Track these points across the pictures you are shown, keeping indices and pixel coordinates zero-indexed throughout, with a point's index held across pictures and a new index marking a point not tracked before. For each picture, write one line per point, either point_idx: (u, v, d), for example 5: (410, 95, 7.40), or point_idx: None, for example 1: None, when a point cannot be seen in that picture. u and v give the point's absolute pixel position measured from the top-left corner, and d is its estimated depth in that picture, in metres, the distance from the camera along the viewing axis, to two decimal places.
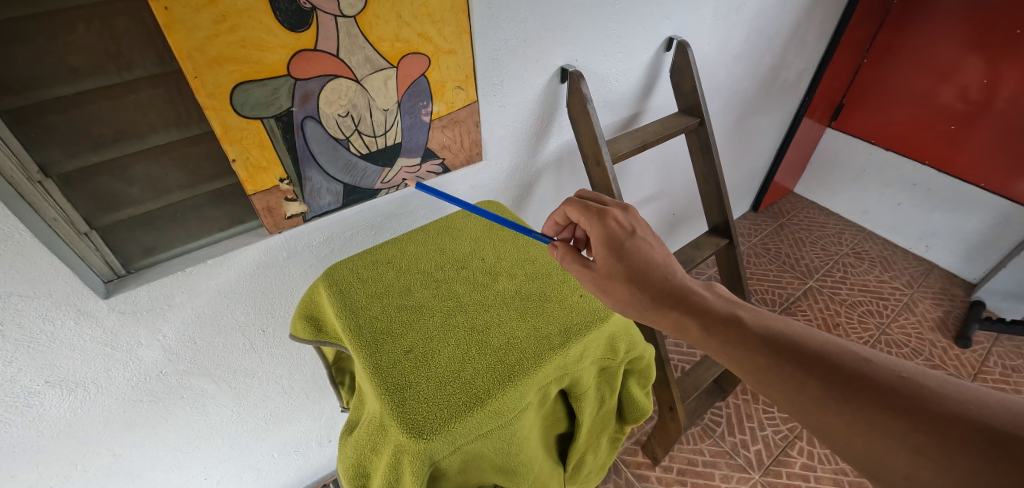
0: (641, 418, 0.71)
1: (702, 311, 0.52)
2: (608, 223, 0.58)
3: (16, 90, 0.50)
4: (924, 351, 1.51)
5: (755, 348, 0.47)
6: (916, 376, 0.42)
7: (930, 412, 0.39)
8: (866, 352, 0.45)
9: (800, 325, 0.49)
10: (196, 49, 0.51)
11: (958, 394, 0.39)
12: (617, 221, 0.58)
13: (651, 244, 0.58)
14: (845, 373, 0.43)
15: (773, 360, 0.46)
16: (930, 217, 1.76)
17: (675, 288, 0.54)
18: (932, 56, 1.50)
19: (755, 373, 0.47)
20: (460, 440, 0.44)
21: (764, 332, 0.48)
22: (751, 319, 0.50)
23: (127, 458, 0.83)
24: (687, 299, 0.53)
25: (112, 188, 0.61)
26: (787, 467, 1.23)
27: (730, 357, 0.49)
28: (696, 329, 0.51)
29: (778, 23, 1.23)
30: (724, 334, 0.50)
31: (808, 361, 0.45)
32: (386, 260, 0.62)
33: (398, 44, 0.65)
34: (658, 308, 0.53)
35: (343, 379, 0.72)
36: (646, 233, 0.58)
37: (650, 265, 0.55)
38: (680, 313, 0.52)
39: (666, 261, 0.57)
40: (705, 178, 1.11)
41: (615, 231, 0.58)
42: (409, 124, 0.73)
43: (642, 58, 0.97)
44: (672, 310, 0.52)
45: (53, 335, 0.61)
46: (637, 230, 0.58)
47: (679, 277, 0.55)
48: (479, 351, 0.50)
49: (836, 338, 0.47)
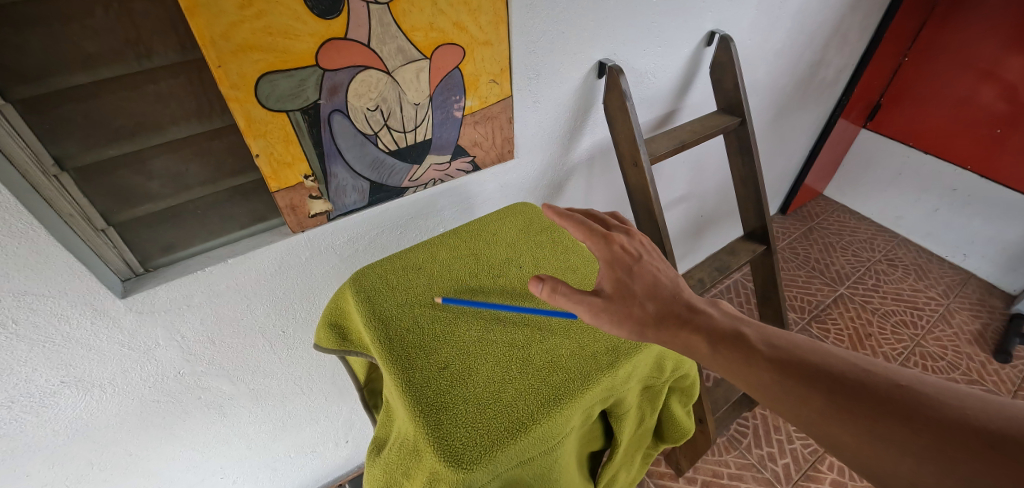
0: (680, 438, 0.66)
1: (709, 331, 0.47)
2: (614, 247, 0.51)
3: (29, 77, 0.47)
4: (961, 364, 1.44)
5: (758, 363, 0.43)
6: (915, 385, 0.39)
7: (930, 421, 0.37)
8: (865, 361, 0.42)
9: (801, 338, 0.46)
10: (219, 36, 0.48)
11: (957, 402, 0.37)
12: (624, 246, 0.51)
13: (657, 268, 0.51)
14: (846, 384, 0.40)
15: (779, 376, 0.43)
16: (969, 225, 1.68)
17: (682, 308, 0.49)
18: (976, 55, 1.41)
19: (760, 390, 0.43)
20: (502, 468, 0.40)
21: (774, 355, 0.44)
22: (758, 338, 0.46)
23: (144, 458, 0.81)
24: (694, 318, 0.48)
25: (130, 183, 0.58)
26: (816, 482, 1.18)
27: (742, 377, 0.44)
28: (706, 348, 0.46)
29: (823, 17, 1.16)
30: (731, 351, 0.45)
31: (811, 374, 0.42)
32: (416, 265, 0.58)
33: (432, 34, 0.60)
34: (666, 332, 0.47)
35: (376, 402, 0.69)
36: (653, 257, 0.52)
37: (657, 289, 0.50)
38: (688, 333, 0.47)
39: (674, 282, 0.51)
40: (743, 180, 1.05)
41: (620, 258, 0.51)
42: (440, 120, 0.69)
43: (682, 53, 0.92)
44: (681, 331, 0.47)
45: (69, 335, 0.59)
46: (644, 257, 0.52)
47: (686, 296, 0.50)
48: (521, 370, 0.46)
49: (835, 350, 0.44)
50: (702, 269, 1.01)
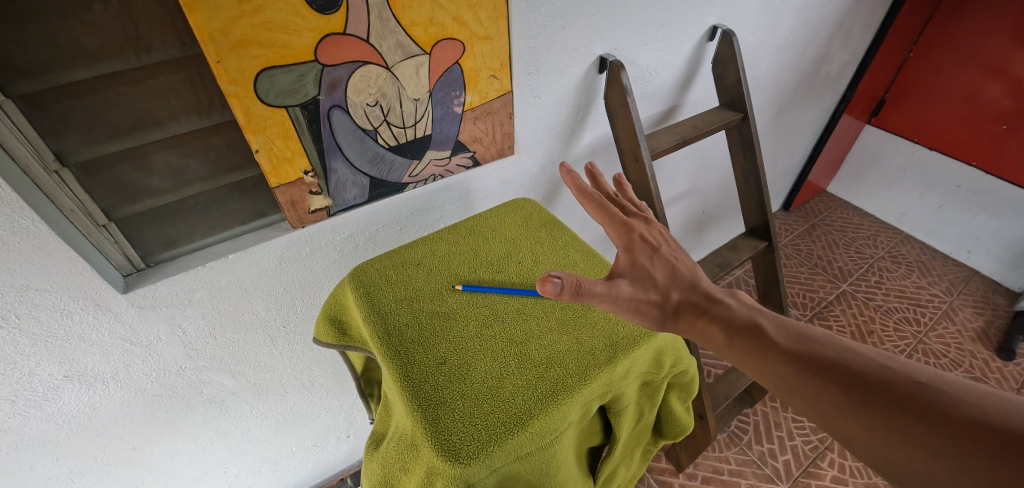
0: (680, 435, 0.66)
1: (726, 319, 0.48)
2: (632, 234, 0.51)
3: (30, 73, 0.47)
4: (964, 362, 1.43)
5: (774, 354, 0.45)
6: (934, 382, 0.39)
7: (946, 418, 0.37)
8: (885, 357, 0.42)
9: (821, 331, 0.46)
10: (219, 31, 0.48)
11: (977, 400, 0.37)
12: (644, 233, 0.52)
13: (674, 255, 0.53)
14: (861, 378, 0.41)
15: (792, 367, 0.44)
16: (974, 222, 1.66)
17: (699, 298, 0.50)
18: (982, 50, 1.40)
19: (774, 382, 0.44)
20: (499, 463, 0.40)
21: (791, 347, 0.45)
22: (774, 329, 0.47)
23: (147, 451, 0.81)
24: (711, 308, 0.49)
25: (131, 178, 0.59)
26: (817, 479, 1.18)
27: (755, 367, 0.46)
28: (720, 337, 0.48)
29: (828, 11, 1.15)
30: (746, 341, 0.46)
31: (826, 367, 0.43)
32: (416, 261, 0.58)
33: (431, 29, 0.60)
34: (683, 323, 0.49)
35: (371, 390, 0.69)
36: (671, 245, 0.53)
37: (675, 277, 0.51)
38: (703, 322, 0.48)
39: (693, 270, 0.52)
40: (746, 177, 1.04)
41: (640, 247, 0.51)
42: (440, 115, 0.69)
43: (684, 48, 0.91)
44: (696, 319, 0.48)
45: (71, 330, 0.59)
46: (664, 247, 0.53)
47: (704, 286, 0.51)
48: (519, 365, 0.46)
49: (855, 344, 0.44)
50: (703, 265, 1.00)
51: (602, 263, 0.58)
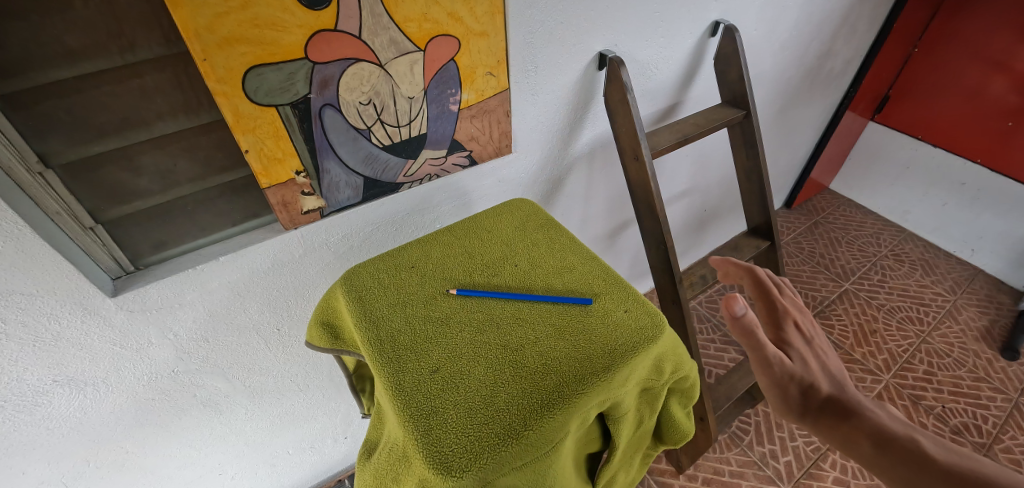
0: (680, 441, 0.65)
1: (875, 428, 0.45)
2: (786, 317, 0.53)
3: (9, 72, 0.45)
4: (967, 362, 1.42)
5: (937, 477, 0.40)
6: None
7: None
8: None
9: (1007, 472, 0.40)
10: (204, 28, 0.46)
11: None
12: (795, 316, 0.54)
13: (827, 352, 0.52)
14: None
15: None
16: (978, 220, 1.64)
17: (845, 400, 0.48)
18: (987, 45, 1.37)
19: None
20: (493, 476, 0.39)
21: (959, 473, 0.40)
22: (937, 450, 0.42)
23: (140, 455, 0.80)
24: (858, 412, 0.47)
25: (118, 179, 0.57)
26: (819, 481, 1.17)
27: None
28: (866, 444, 0.44)
29: (832, 6, 1.13)
30: (899, 458, 0.42)
31: None
32: (410, 264, 0.56)
33: (426, 25, 0.58)
34: (824, 422, 0.47)
35: (364, 386, 0.68)
36: (824, 343, 0.53)
37: (825, 372, 0.50)
38: (847, 425, 0.46)
39: (843, 374, 0.51)
40: (748, 175, 1.03)
41: (790, 330, 0.52)
42: (435, 114, 0.68)
43: (686, 44, 0.89)
44: (840, 420, 0.46)
45: (59, 334, 0.58)
46: (817, 339, 0.53)
47: (855, 393, 0.49)
48: (514, 373, 0.44)
49: None
50: (704, 265, 0.98)
51: (601, 266, 0.57)
